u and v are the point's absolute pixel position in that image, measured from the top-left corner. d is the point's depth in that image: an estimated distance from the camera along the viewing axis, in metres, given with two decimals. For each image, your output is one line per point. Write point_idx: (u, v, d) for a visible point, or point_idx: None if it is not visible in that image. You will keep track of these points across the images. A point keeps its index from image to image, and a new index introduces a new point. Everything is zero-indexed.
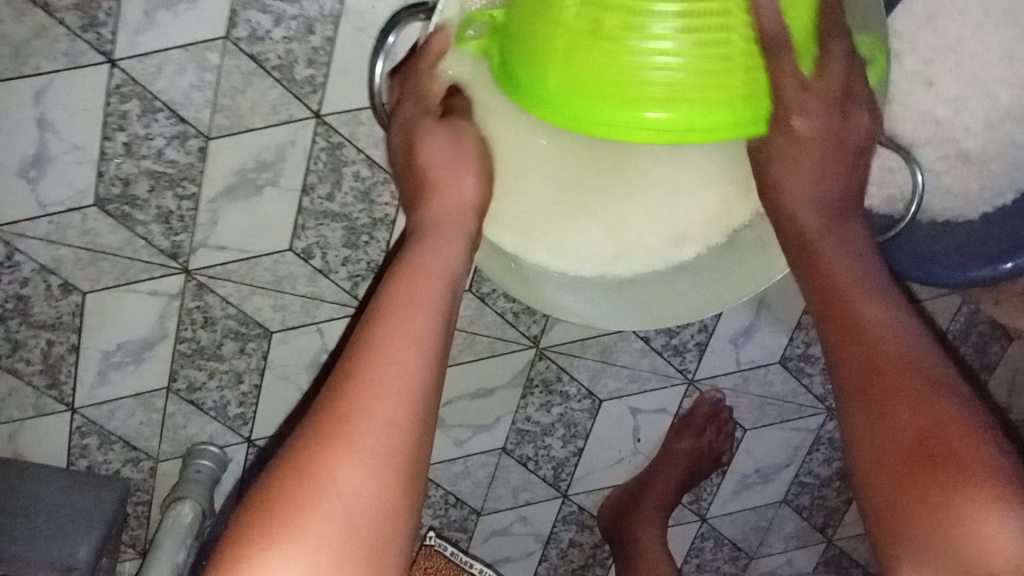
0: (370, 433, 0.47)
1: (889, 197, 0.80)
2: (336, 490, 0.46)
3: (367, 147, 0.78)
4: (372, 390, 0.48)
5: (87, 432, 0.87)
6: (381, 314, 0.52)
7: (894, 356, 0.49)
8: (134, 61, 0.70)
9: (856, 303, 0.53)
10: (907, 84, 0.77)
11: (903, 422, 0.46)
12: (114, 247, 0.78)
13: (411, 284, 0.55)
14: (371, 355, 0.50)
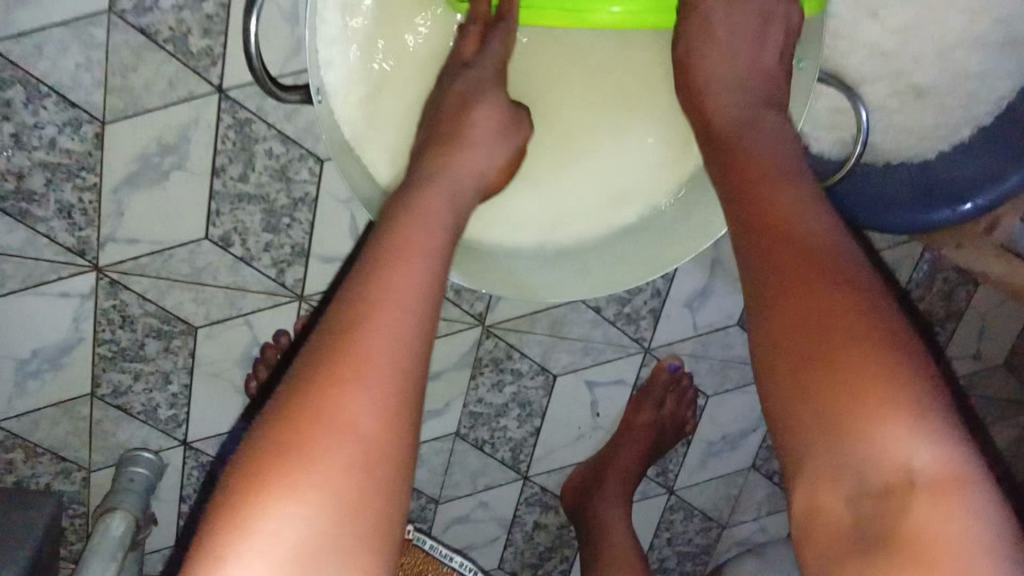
0: (378, 371, 0.43)
1: (839, 139, 0.76)
2: (348, 435, 0.41)
3: (278, 121, 0.72)
4: (376, 328, 0.44)
5: (10, 446, 0.82)
6: (384, 252, 0.47)
7: (807, 237, 0.45)
8: (10, 42, 0.65)
9: (771, 188, 0.48)
10: (849, 16, 0.70)
11: (814, 302, 0.42)
12: (15, 248, 0.73)
13: (414, 226, 0.49)
14: (378, 292, 0.45)
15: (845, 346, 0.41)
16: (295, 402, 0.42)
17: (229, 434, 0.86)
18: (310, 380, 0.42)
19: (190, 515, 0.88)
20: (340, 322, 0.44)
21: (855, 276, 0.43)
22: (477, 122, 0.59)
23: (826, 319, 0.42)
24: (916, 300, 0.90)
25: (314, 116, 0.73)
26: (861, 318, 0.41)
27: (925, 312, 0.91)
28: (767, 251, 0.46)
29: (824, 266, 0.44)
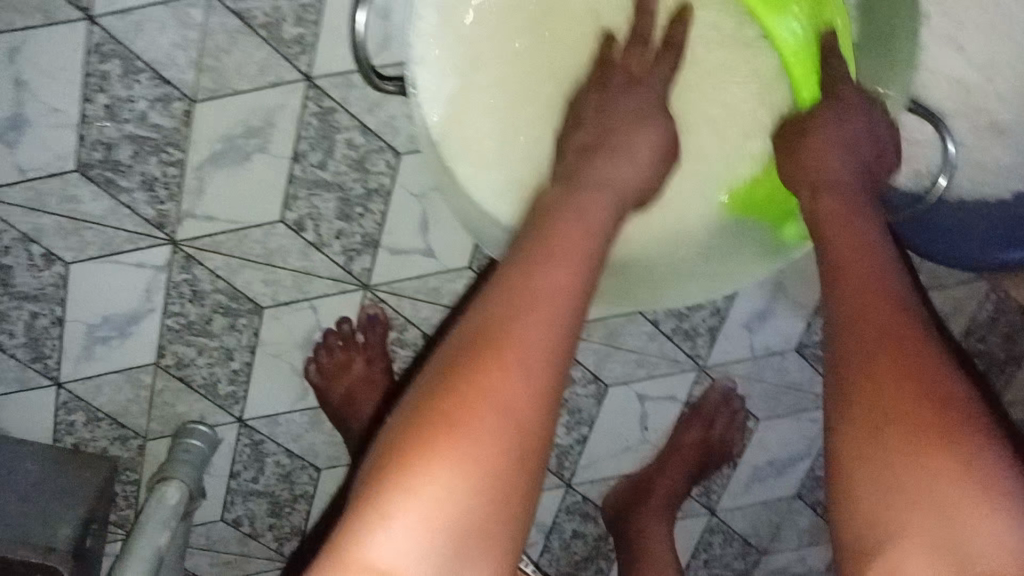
0: (544, 360, 0.46)
1: (913, 172, 0.74)
2: (512, 409, 0.45)
3: (360, 112, 0.73)
4: (539, 322, 0.47)
5: (73, 408, 0.84)
6: (546, 253, 0.51)
7: (898, 314, 0.49)
8: (113, 18, 0.67)
9: (868, 264, 0.53)
10: (936, 48, 0.70)
11: (907, 370, 0.46)
12: (98, 215, 0.75)
13: (572, 233, 0.54)
14: (544, 285, 0.49)
15: (919, 409, 0.45)
16: (465, 374, 0.46)
17: (283, 416, 0.87)
18: (481, 355, 0.46)
19: (237, 492, 0.90)
20: (512, 301, 0.48)
21: (942, 357, 0.47)
22: (645, 142, 0.63)
23: (924, 391, 0.46)
24: (978, 341, 0.90)
25: (397, 110, 0.74)
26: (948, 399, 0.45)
27: (984, 354, 0.91)
28: (864, 318, 0.50)
29: (912, 335, 0.48)
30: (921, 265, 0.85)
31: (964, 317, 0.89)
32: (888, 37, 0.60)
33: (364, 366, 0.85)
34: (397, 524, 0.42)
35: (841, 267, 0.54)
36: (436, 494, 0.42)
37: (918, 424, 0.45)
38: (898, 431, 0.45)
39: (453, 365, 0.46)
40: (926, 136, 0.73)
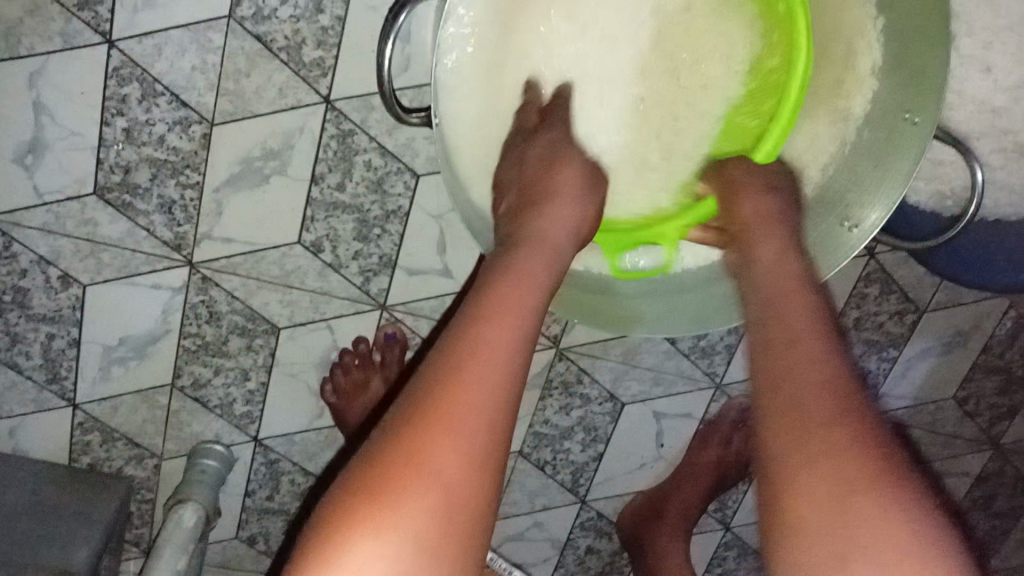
0: (477, 425, 0.44)
1: (938, 194, 0.76)
2: (442, 480, 0.42)
3: (380, 134, 0.73)
4: (471, 385, 0.44)
5: (89, 428, 0.83)
6: (483, 305, 0.49)
7: (819, 371, 0.48)
8: (132, 41, 0.67)
9: (796, 322, 0.51)
10: (961, 69, 0.72)
11: (832, 434, 0.45)
12: (115, 238, 0.75)
13: (513, 280, 0.51)
14: (480, 342, 0.46)
15: (851, 475, 0.43)
16: (391, 445, 0.43)
17: (299, 435, 0.87)
18: (407, 426, 0.44)
19: (252, 510, 0.90)
20: (444, 363, 0.46)
21: (871, 421, 0.46)
22: (562, 182, 0.62)
23: (849, 455, 0.44)
24: (996, 356, 0.92)
25: (415, 132, 0.74)
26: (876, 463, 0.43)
27: (1002, 369, 0.92)
28: (789, 378, 0.48)
29: (845, 399, 0.46)
30: (940, 285, 0.86)
31: (982, 334, 0.90)
32: (916, 84, 0.60)
33: (382, 384, 0.84)
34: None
35: (767, 329, 0.52)
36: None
37: (849, 492, 0.42)
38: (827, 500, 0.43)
39: (381, 437, 0.44)
40: (952, 157, 0.75)
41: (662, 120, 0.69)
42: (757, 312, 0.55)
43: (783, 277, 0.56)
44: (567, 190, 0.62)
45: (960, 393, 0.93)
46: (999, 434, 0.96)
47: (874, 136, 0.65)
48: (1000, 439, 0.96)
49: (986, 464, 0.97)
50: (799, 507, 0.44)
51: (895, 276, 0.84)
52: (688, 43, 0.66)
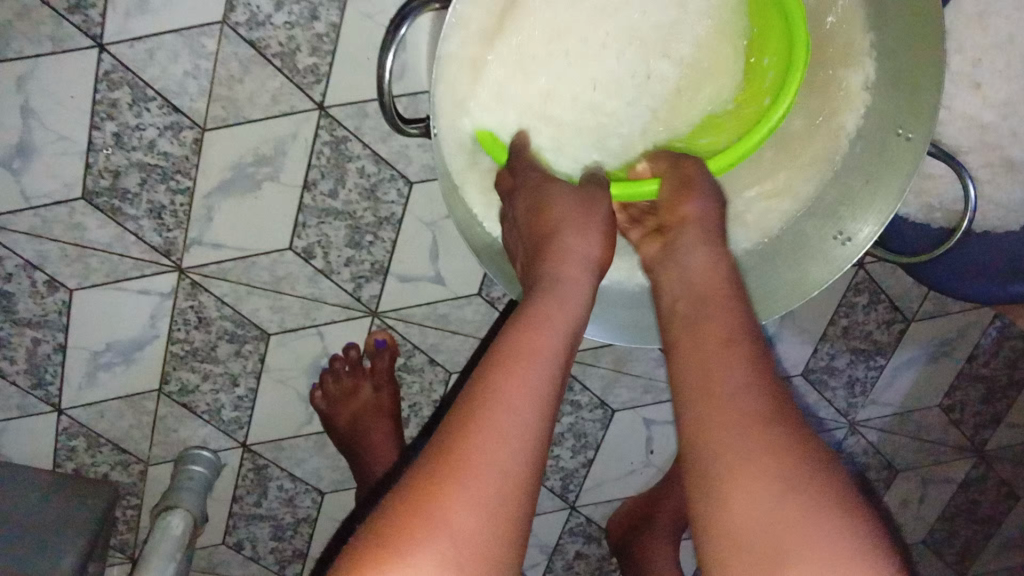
0: (491, 495, 0.40)
1: (926, 207, 0.77)
2: (451, 546, 0.39)
3: (374, 141, 0.73)
4: (486, 437, 0.41)
5: (74, 433, 0.82)
6: (500, 360, 0.45)
7: (722, 369, 0.46)
8: (125, 46, 0.66)
9: (708, 321, 0.49)
10: (954, 86, 0.73)
11: (732, 436, 0.43)
12: (104, 243, 0.74)
13: (531, 326, 0.47)
14: (497, 402, 0.43)
15: (755, 473, 0.41)
16: (397, 516, 0.39)
17: (289, 441, 0.87)
18: (415, 493, 0.40)
19: (239, 516, 0.89)
20: (454, 425, 0.42)
21: (780, 412, 0.43)
22: (560, 215, 0.55)
23: (749, 454, 0.42)
24: (981, 365, 0.93)
25: (409, 140, 0.73)
26: (779, 457, 0.41)
27: (986, 378, 0.93)
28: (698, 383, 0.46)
29: (757, 386, 0.44)
30: (927, 295, 0.87)
31: (968, 342, 0.91)
32: (910, 98, 0.61)
33: (372, 392, 0.83)
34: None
35: (683, 330, 0.50)
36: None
37: (751, 496, 0.41)
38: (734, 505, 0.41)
39: (388, 504, 0.40)
40: (942, 172, 0.75)
41: (651, 114, 0.67)
42: (681, 304, 0.52)
43: (704, 275, 0.53)
44: (576, 223, 0.55)
45: (946, 402, 0.94)
46: (982, 442, 0.97)
47: (868, 151, 0.65)
48: (984, 447, 0.97)
49: (969, 471, 0.98)
50: (730, 524, 0.41)
51: (882, 287, 0.85)
52: (684, 37, 0.65)
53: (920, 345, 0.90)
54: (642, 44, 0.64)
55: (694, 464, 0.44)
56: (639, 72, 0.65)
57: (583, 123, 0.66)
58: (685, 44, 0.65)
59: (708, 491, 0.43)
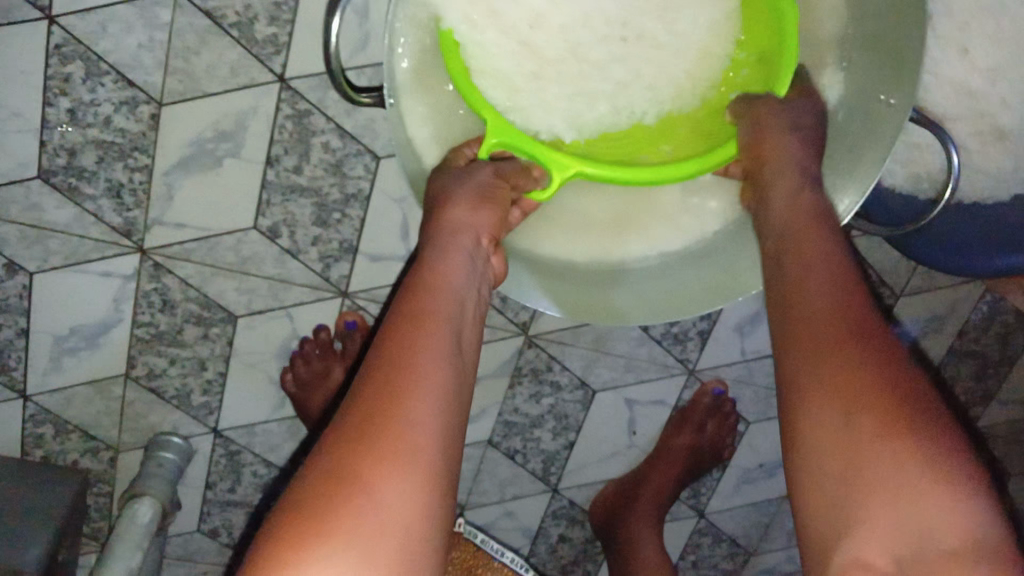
0: (411, 450, 0.43)
1: (913, 176, 0.74)
2: (383, 522, 0.41)
3: (337, 115, 0.70)
4: (411, 410, 0.44)
5: (41, 421, 0.80)
6: (398, 335, 0.48)
7: (813, 312, 0.48)
8: (76, 18, 0.64)
9: (806, 265, 0.51)
10: (938, 51, 0.70)
11: (824, 364, 0.45)
12: (62, 224, 0.72)
13: (426, 299, 0.50)
14: (395, 376, 0.45)
15: (875, 412, 0.42)
16: (316, 486, 0.42)
17: (262, 426, 0.85)
18: (330, 467, 0.42)
19: (213, 502, 0.87)
20: (366, 395, 0.45)
21: (873, 344, 0.45)
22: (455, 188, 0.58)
23: (851, 390, 0.43)
24: (972, 341, 0.90)
25: (375, 113, 0.71)
26: (863, 390, 0.43)
27: (978, 354, 0.91)
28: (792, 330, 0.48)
29: (849, 333, 0.46)
30: (915, 268, 0.84)
31: (958, 317, 0.88)
32: (894, 55, 0.58)
33: (343, 373, 0.82)
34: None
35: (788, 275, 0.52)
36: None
37: (863, 432, 0.42)
38: (848, 451, 0.42)
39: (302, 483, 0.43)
40: (929, 141, 0.73)
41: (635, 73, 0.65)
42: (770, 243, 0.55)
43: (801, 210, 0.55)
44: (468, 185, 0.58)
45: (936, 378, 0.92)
46: (974, 419, 0.95)
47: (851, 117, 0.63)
48: (976, 424, 0.95)
49: None
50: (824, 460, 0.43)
51: (868, 260, 0.83)
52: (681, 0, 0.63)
53: (908, 321, 0.87)
54: None
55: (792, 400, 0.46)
56: (630, 25, 0.63)
57: (565, 68, 0.64)
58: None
59: (814, 426, 0.44)
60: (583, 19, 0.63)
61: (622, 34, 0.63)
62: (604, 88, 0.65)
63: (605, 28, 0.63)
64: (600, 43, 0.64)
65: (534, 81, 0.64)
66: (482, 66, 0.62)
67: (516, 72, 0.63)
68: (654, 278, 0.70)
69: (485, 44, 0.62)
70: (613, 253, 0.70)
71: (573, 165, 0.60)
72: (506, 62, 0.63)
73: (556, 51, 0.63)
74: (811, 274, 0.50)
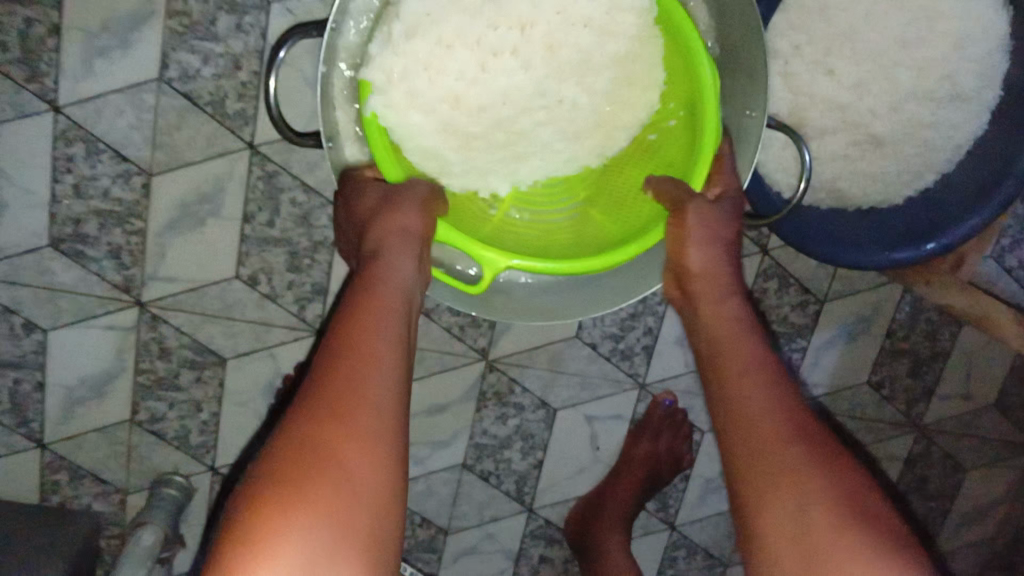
0: (369, 438, 0.48)
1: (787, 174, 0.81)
2: (342, 495, 0.46)
3: (301, 173, 0.82)
4: (362, 395, 0.49)
5: (57, 468, 0.90)
6: (350, 332, 0.53)
7: (751, 399, 0.54)
8: (75, 107, 0.77)
9: (736, 352, 0.58)
10: (808, 74, 0.79)
11: (768, 449, 0.52)
12: (70, 284, 0.83)
13: (378, 291, 0.57)
14: (361, 368, 0.51)
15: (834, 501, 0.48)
16: (287, 468, 0.47)
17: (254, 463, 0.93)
18: (302, 445, 0.47)
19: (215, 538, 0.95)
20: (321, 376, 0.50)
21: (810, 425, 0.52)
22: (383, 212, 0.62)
23: (798, 473, 0.50)
24: (903, 340, 0.97)
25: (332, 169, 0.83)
26: (804, 470, 0.50)
27: (911, 352, 0.98)
28: (730, 417, 0.55)
29: (787, 417, 0.52)
30: (835, 272, 0.93)
31: (884, 318, 0.96)
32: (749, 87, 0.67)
33: None
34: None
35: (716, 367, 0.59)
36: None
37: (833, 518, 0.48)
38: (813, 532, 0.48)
39: (271, 460, 0.48)
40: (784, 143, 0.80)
41: (559, 134, 0.73)
42: (702, 343, 0.62)
43: (727, 319, 0.62)
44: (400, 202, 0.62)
45: (874, 378, 0.99)
46: (920, 416, 1.00)
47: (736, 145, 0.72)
48: (923, 421, 1.01)
49: (913, 447, 1.02)
50: (773, 536, 0.49)
51: (789, 269, 0.92)
52: (597, 67, 0.71)
53: (836, 325, 0.96)
54: (553, 61, 0.71)
55: (735, 480, 0.53)
56: (550, 94, 0.72)
57: (492, 138, 0.72)
58: (600, 67, 0.71)
59: (762, 505, 0.50)
60: (502, 96, 0.71)
61: (543, 103, 0.72)
62: (534, 149, 0.74)
63: (525, 99, 0.72)
64: (525, 113, 0.72)
65: (463, 151, 0.72)
66: (411, 142, 0.70)
67: (446, 148, 0.71)
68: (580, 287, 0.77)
69: (413, 127, 0.68)
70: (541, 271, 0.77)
71: (500, 261, 0.66)
72: (435, 138, 0.70)
73: (479, 125, 0.71)
74: (741, 385, 0.56)
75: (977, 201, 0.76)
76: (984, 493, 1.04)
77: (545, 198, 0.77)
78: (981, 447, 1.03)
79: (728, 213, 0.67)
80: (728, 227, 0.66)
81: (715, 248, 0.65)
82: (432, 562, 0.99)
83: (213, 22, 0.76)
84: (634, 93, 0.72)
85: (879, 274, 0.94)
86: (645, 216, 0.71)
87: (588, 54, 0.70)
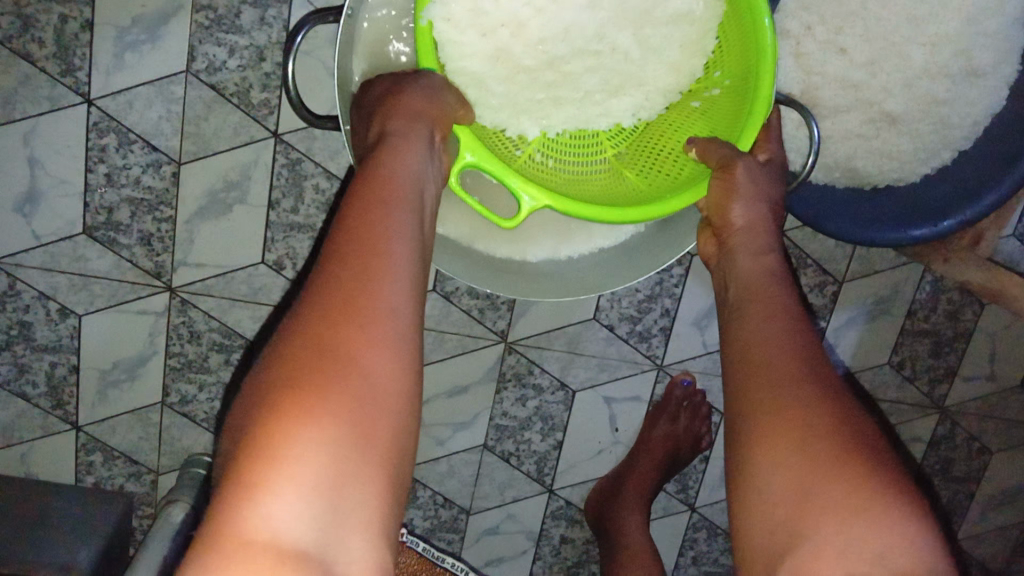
0: (390, 328, 0.49)
1: (801, 150, 0.82)
2: (366, 387, 0.47)
3: (324, 160, 0.85)
4: (384, 286, 0.50)
5: (92, 449, 0.93)
6: (369, 219, 0.53)
7: (773, 350, 0.55)
8: (108, 99, 0.80)
9: (761, 307, 0.60)
10: (821, 52, 0.80)
11: (780, 393, 0.52)
12: (103, 271, 0.86)
13: (387, 192, 0.55)
14: (379, 271, 0.50)
15: (840, 448, 0.48)
16: (304, 360, 0.47)
17: None
18: (328, 332, 0.48)
19: None
20: (344, 262, 0.50)
21: (825, 378, 0.53)
22: (407, 112, 0.62)
23: (803, 419, 0.50)
24: (923, 321, 0.98)
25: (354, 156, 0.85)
26: (811, 417, 0.50)
27: (931, 332, 0.98)
28: (750, 359, 0.56)
29: (801, 367, 0.53)
30: (852, 252, 0.94)
31: (904, 297, 0.97)
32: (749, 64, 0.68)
33: None
34: (271, 517, 0.42)
35: (740, 319, 0.60)
36: (303, 494, 0.43)
37: (851, 458, 0.48)
38: (815, 478, 0.48)
39: (289, 360, 0.47)
40: (796, 118, 0.81)
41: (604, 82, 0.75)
42: (733, 293, 0.63)
43: (761, 269, 0.63)
44: (418, 109, 0.63)
45: (895, 358, 0.99)
46: (941, 397, 1.00)
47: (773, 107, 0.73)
48: (945, 402, 1.00)
49: (935, 429, 1.01)
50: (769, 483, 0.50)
51: (805, 250, 0.93)
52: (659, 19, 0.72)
53: (852, 306, 0.97)
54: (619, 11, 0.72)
55: (745, 421, 0.53)
56: (606, 39, 0.74)
57: (540, 75, 0.74)
58: (659, 21, 0.72)
59: (763, 448, 0.51)
60: (563, 32, 0.73)
61: (597, 48, 0.74)
62: (574, 96, 0.75)
63: (581, 42, 0.73)
64: (576, 56, 0.74)
65: (507, 82, 0.74)
66: (455, 64, 0.72)
67: (491, 74, 0.73)
68: (597, 265, 0.80)
69: (463, 47, 0.71)
70: (561, 250, 0.80)
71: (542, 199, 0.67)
72: (483, 63, 0.73)
73: (533, 58, 0.74)
74: (766, 325, 0.58)
75: (985, 182, 0.77)
76: (1010, 476, 1.04)
77: (574, 151, 0.78)
78: (1005, 429, 1.02)
79: (771, 179, 0.69)
80: (773, 189, 0.69)
81: (763, 205, 0.67)
82: (454, 542, 1.01)
83: (238, 15, 0.78)
84: (684, 56, 0.75)
85: (896, 255, 0.95)
86: (686, 173, 0.73)
87: (652, 6, 0.72)
